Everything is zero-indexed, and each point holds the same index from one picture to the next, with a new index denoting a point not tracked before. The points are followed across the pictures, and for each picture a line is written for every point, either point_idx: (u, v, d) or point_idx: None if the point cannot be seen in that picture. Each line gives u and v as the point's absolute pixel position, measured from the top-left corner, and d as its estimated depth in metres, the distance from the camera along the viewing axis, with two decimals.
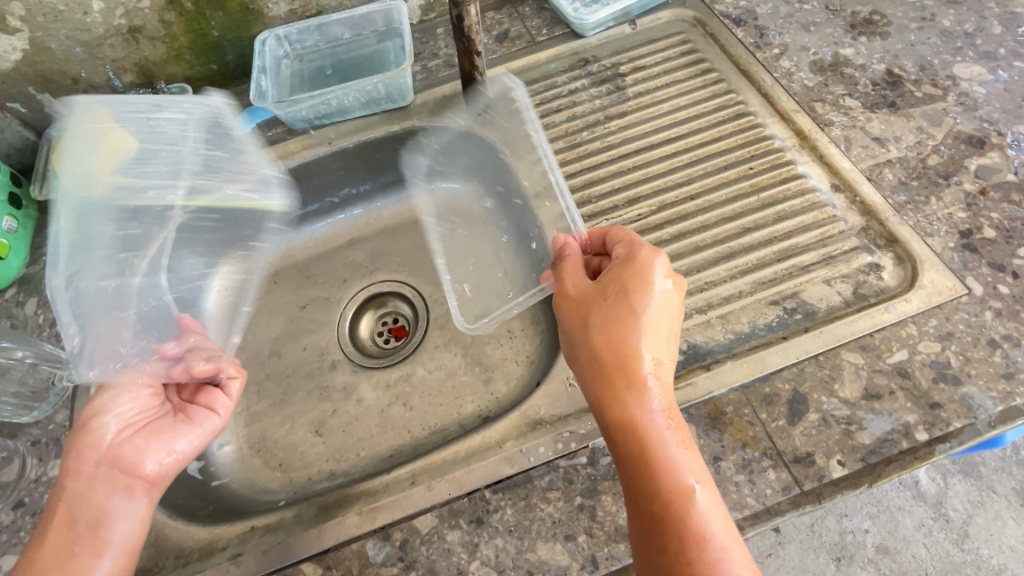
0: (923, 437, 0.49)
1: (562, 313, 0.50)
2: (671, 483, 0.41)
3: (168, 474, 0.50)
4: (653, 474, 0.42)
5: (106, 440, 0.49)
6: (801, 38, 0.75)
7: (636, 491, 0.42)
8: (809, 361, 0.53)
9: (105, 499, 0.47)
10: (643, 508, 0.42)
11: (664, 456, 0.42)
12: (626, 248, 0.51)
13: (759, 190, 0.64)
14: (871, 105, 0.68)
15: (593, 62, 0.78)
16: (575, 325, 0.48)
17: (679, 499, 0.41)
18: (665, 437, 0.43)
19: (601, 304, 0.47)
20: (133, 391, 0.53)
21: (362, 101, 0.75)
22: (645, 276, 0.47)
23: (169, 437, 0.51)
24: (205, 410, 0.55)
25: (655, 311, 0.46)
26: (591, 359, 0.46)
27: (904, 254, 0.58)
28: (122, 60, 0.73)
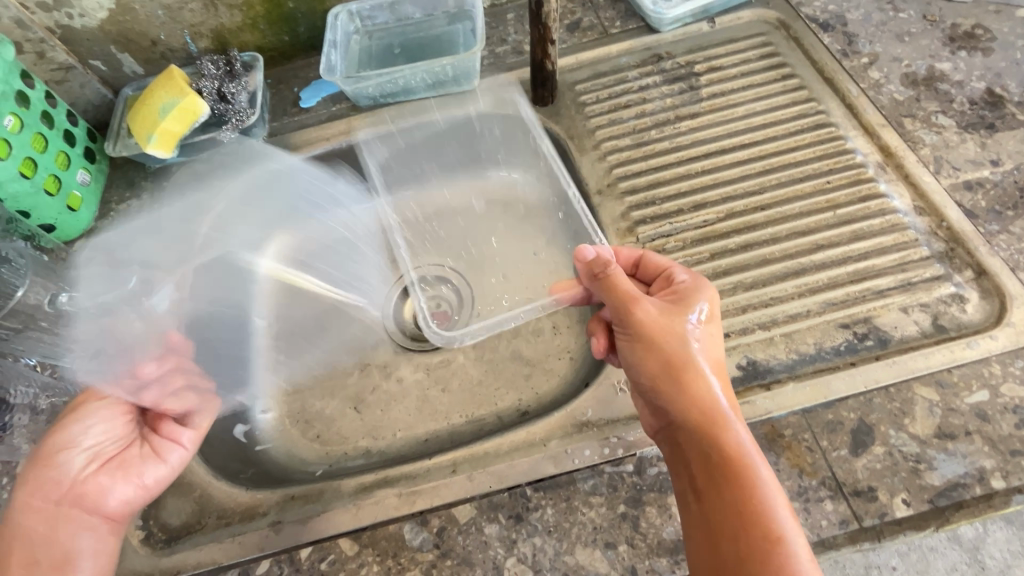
0: (999, 484, 0.46)
1: (639, 333, 0.48)
2: (760, 506, 0.41)
3: (132, 508, 0.52)
4: (746, 498, 0.41)
5: (71, 473, 0.52)
6: (893, 48, 0.70)
7: (728, 517, 0.41)
8: (878, 391, 0.50)
9: (67, 540, 0.49)
10: (738, 536, 0.40)
11: (751, 478, 0.42)
12: (688, 275, 0.52)
13: (837, 206, 0.61)
14: (966, 124, 0.63)
15: (666, 58, 0.75)
16: (660, 348, 0.47)
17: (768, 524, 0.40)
18: (750, 460, 0.43)
19: (682, 327, 0.47)
20: (101, 421, 0.54)
21: (428, 83, 0.75)
22: (708, 308, 0.49)
23: (133, 474, 0.53)
24: (169, 443, 0.55)
25: (717, 343, 0.48)
26: (679, 383, 0.46)
27: (992, 288, 0.54)
28: (199, 26, 0.75)
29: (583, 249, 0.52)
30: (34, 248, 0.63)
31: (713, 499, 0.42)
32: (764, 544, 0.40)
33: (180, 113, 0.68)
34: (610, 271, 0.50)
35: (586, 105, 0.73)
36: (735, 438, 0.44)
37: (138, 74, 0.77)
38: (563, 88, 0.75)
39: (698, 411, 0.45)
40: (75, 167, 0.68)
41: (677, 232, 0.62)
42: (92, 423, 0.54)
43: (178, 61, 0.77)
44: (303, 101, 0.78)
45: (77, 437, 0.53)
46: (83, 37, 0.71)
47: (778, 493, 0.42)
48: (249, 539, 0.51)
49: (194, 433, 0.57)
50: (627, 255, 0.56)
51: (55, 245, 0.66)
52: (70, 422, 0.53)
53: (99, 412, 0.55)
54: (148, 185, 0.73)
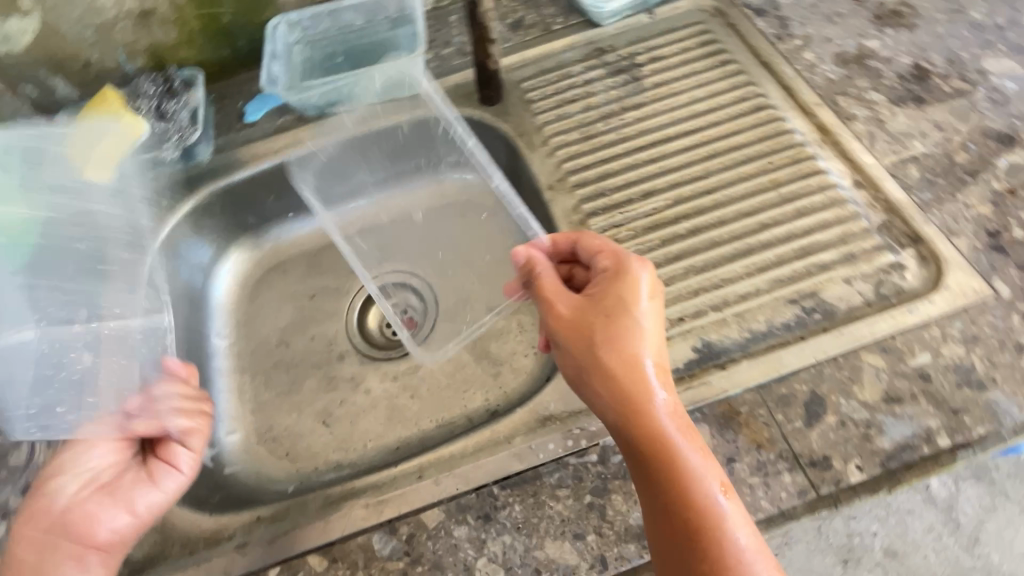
0: (945, 443, 0.47)
1: (558, 338, 0.48)
2: (693, 497, 0.42)
3: (124, 538, 0.50)
4: (676, 492, 0.42)
5: (65, 500, 0.50)
6: (824, 29, 0.73)
7: (659, 512, 0.42)
8: (827, 362, 0.52)
9: (55, 568, 0.48)
10: (669, 530, 0.41)
11: (682, 468, 0.42)
12: (611, 259, 0.51)
13: (779, 185, 0.63)
14: (896, 99, 0.66)
15: (609, 52, 0.76)
16: (579, 353, 0.46)
17: (701, 513, 0.41)
18: (681, 450, 0.43)
19: (596, 326, 0.47)
20: (97, 448, 0.52)
21: (373, 89, 0.75)
22: (632, 295, 0.48)
23: (126, 499, 0.50)
24: (166, 468, 0.53)
25: (649, 328, 0.47)
26: (602, 387, 0.45)
27: (928, 254, 0.56)
28: (133, 44, 0.73)
29: (516, 253, 0.55)
30: None
31: (644, 493, 0.43)
32: (689, 533, 0.41)
33: (118, 135, 0.68)
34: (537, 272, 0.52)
35: (533, 102, 0.74)
36: (662, 431, 0.43)
37: (73, 97, 0.74)
38: (510, 87, 0.75)
39: (619, 411, 0.44)
40: None
41: (628, 222, 0.63)
42: (88, 449, 0.52)
43: (113, 82, 0.75)
44: (248, 116, 0.76)
45: (77, 461, 0.52)
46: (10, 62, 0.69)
47: (707, 476, 0.42)
48: (214, 565, 0.51)
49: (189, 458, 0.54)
50: (564, 242, 0.55)
51: None
52: (69, 446, 0.52)
53: (95, 438, 0.53)
54: None
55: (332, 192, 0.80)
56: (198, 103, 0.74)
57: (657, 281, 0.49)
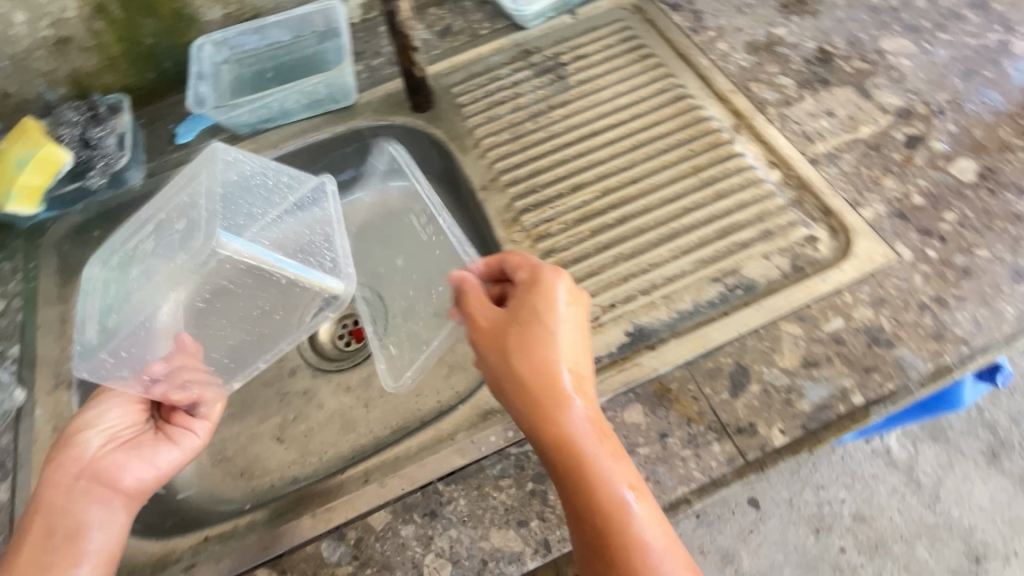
0: (859, 400, 0.50)
1: (477, 350, 0.49)
2: (606, 502, 0.43)
3: (144, 489, 0.54)
4: (587, 498, 0.43)
5: (90, 452, 0.54)
6: (735, 20, 0.76)
7: (573, 515, 0.44)
8: (750, 334, 0.54)
9: (84, 512, 0.51)
10: (581, 532, 0.43)
11: (592, 474, 0.43)
12: (528, 272, 0.50)
13: (699, 170, 0.65)
14: (803, 82, 0.69)
15: (534, 53, 0.78)
16: (491, 362, 0.48)
17: (613, 518, 0.43)
18: (591, 456, 0.44)
19: (510, 336, 0.47)
20: (119, 407, 0.57)
21: (304, 103, 0.75)
22: (548, 303, 0.47)
23: (149, 455, 0.55)
24: (183, 431, 0.58)
25: (563, 337, 0.46)
26: (514, 397, 0.46)
27: (837, 225, 0.59)
28: (53, 72, 0.72)
29: (448, 274, 0.55)
30: None
31: (562, 497, 0.45)
32: (601, 535, 0.42)
33: (38, 164, 0.66)
34: (465, 286, 0.52)
35: (463, 106, 0.75)
36: (573, 441, 0.44)
37: None
38: (440, 92, 0.77)
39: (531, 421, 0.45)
40: None
41: (559, 216, 0.65)
42: (110, 407, 0.57)
43: (35, 111, 0.74)
44: (179, 137, 0.76)
45: (100, 416, 0.56)
46: None
47: (619, 481, 0.43)
48: None
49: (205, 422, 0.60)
50: (495, 259, 0.56)
51: None
52: (92, 404, 0.56)
53: (117, 399, 0.57)
54: (20, 244, 0.70)
55: None
56: (127, 132, 0.73)
57: (576, 288, 0.49)
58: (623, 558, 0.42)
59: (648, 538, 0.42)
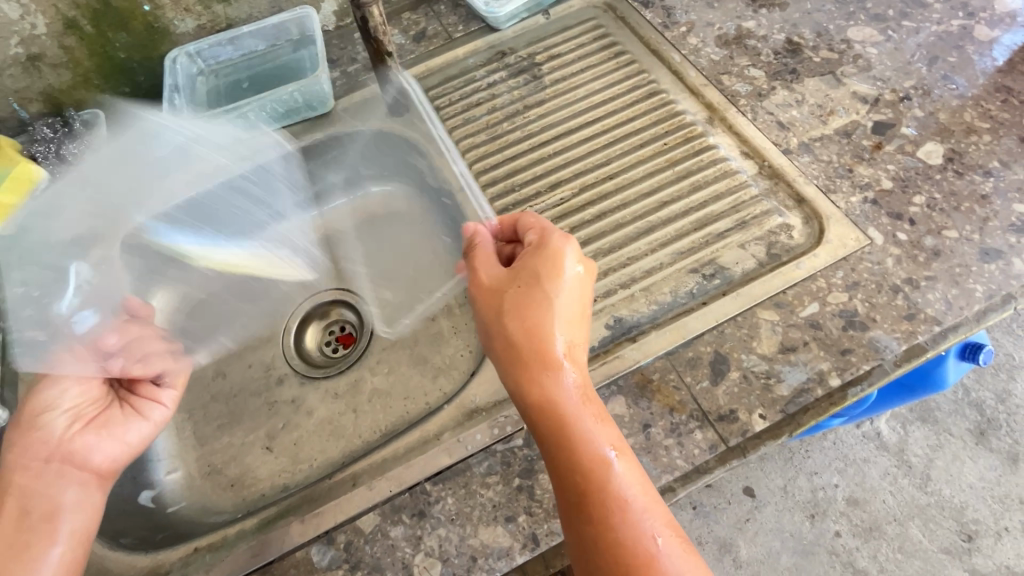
0: (836, 382, 0.51)
1: (476, 304, 0.50)
2: (585, 459, 0.43)
3: (116, 465, 0.57)
4: (568, 454, 0.44)
5: (56, 434, 0.55)
6: (705, 15, 0.77)
7: (553, 470, 0.44)
8: (728, 322, 0.55)
9: (54, 492, 0.52)
10: (559, 488, 0.44)
11: (574, 431, 0.44)
12: (538, 235, 0.51)
13: (674, 163, 0.66)
14: (773, 73, 0.70)
15: (509, 53, 0.79)
16: (486, 317, 0.49)
17: (592, 474, 0.43)
18: (575, 414, 0.44)
19: (509, 293, 0.48)
20: (75, 386, 0.58)
21: (280, 111, 0.76)
22: (549, 266, 0.48)
23: (116, 433, 0.58)
24: (149, 402, 0.61)
25: (561, 301, 0.47)
26: (502, 351, 0.47)
27: (811, 212, 0.60)
28: (25, 90, 0.71)
29: (466, 227, 0.56)
30: None
31: (544, 454, 0.46)
32: (577, 491, 0.43)
33: (13, 183, 0.66)
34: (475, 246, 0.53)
35: (440, 109, 0.76)
36: (559, 399, 0.45)
37: None
38: (417, 96, 0.77)
39: (521, 376, 0.46)
40: None
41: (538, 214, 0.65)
42: (65, 386, 0.58)
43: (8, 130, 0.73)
44: None
45: (54, 399, 0.57)
46: None
47: (600, 439, 0.44)
48: None
49: (170, 392, 0.63)
50: (508, 221, 0.56)
51: None
52: (43, 387, 0.57)
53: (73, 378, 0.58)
54: None
55: None
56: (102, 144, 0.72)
57: (581, 256, 0.49)
58: (599, 514, 0.42)
59: (630, 496, 0.42)
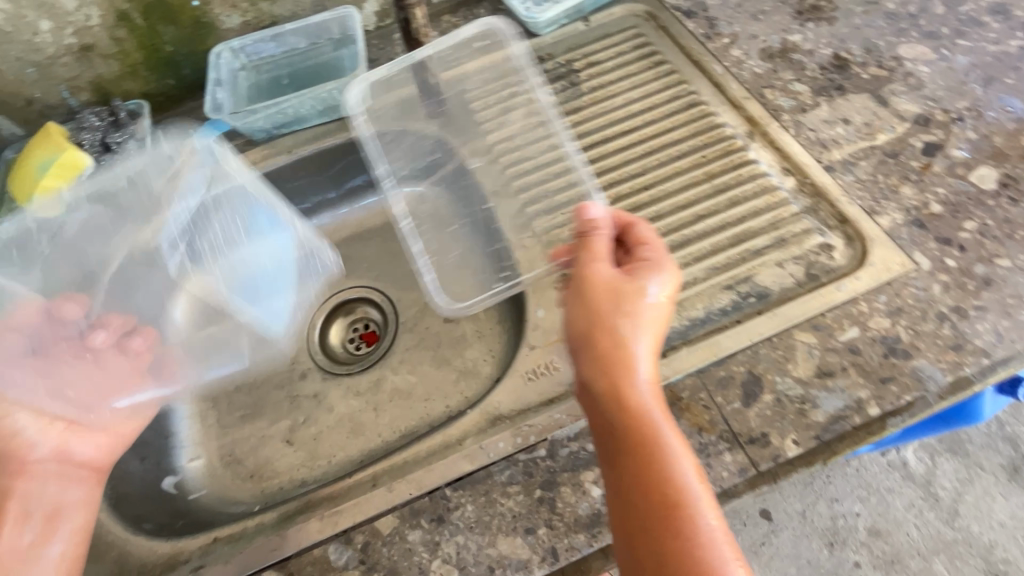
0: (875, 412, 0.49)
1: (578, 299, 0.49)
2: (668, 476, 0.42)
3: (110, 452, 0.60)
4: (654, 466, 0.42)
5: (39, 437, 0.57)
6: (749, 27, 0.76)
7: (631, 481, 0.43)
8: (763, 342, 0.53)
9: (55, 492, 0.56)
10: (636, 500, 0.42)
11: (661, 446, 0.43)
12: (653, 249, 0.50)
13: (712, 177, 0.65)
14: (819, 88, 0.69)
15: (548, 59, 0.78)
16: (592, 316, 0.47)
17: (676, 493, 0.41)
18: (666, 430, 0.43)
19: (624, 298, 0.47)
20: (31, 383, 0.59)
21: (319, 109, 0.76)
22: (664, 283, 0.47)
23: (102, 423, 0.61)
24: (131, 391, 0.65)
25: (665, 320, 0.47)
26: (603, 351, 0.46)
27: (853, 233, 0.58)
28: (76, 79, 0.73)
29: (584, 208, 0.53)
30: None
31: (618, 463, 0.44)
32: (654, 505, 0.41)
33: (60, 168, 0.67)
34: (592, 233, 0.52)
35: (476, 112, 0.75)
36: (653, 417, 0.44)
37: (17, 135, 0.75)
38: None
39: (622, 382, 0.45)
40: None
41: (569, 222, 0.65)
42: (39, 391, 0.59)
43: (58, 117, 0.75)
44: None
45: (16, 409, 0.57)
46: None
47: (686, 463, 0.42)
48: None
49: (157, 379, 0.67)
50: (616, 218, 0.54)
51: None
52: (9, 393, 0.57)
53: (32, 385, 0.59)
54: None
55: None
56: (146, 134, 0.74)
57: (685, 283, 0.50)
58: (676, 533, 0.40)
59: (706, 528, 0.40)
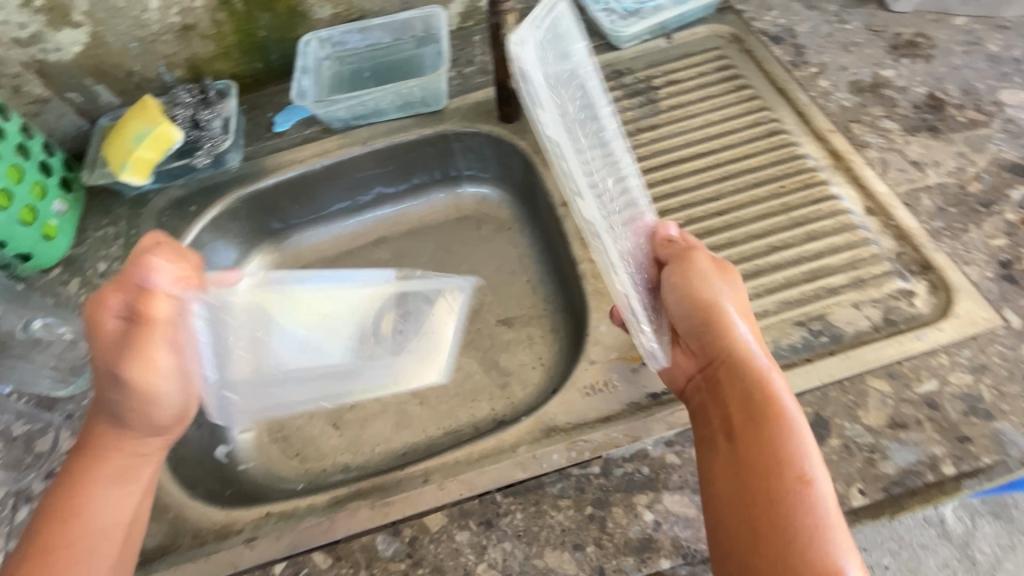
0: (950, 471, 0.47)
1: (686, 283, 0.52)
2: (790, 451, 0.44)
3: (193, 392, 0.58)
4: (775, 441, 0.44)
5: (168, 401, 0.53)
6: (840, 58, 0.74)
7: (752, 458, 0.44)
8: (833, 385, 0.52)
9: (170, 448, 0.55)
10: (759, 477, 0.43)
11: (783, 424, 0.45)
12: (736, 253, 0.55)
13: (789, 209, 0.63)
14: (910, 127, 0.66)
15: (627, 74, 0.78)
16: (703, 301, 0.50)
17: (797, 469, 0.43)
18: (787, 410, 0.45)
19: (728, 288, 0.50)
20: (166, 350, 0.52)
21: (398, 104, 0.78)
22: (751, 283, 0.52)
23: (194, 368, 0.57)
24: None
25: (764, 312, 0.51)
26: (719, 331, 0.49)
27: (938, 282, 0.56)
28: (173, 56, 0.77)
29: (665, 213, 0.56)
30: (10, 277, 0.68)
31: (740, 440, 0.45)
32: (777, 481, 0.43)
33: (153, 141, 0.69)
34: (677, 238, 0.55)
35: None
36: (773, 389, 0.47)
37: (113, 104, 0.79)
38: None
39: (740, 357, 0.48)
40: (52, 197, 0.70)
41: None
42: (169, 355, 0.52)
43: (153, 90, 0.79)
44: (277, 126, 0.79)
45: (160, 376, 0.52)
46: (59, 70, 0.73)
47: (810, 444, 0.44)
48: (223, 558, 0.52)
49: None
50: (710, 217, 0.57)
51: (31, 274, 0.70)
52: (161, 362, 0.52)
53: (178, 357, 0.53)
54: (125, 211, 0.75)
55: (351, 201, 0.83)
56: (232, 115, 0.77)
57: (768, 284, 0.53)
58: (797, 509, 0.42)
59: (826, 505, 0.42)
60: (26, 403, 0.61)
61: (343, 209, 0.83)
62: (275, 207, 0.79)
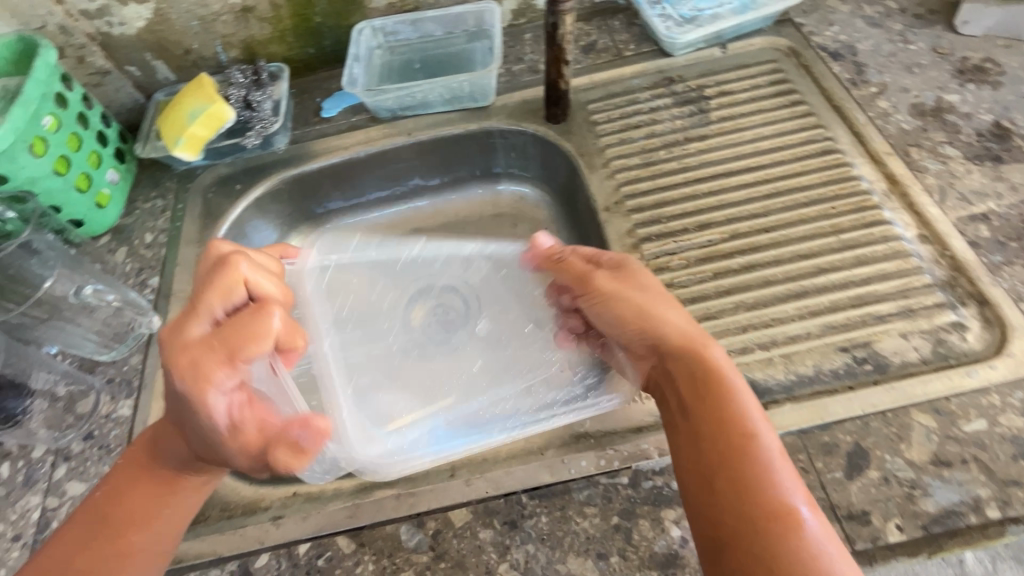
0: (994, 514, 0.45)
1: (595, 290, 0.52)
2: (744, 432, 0.42)
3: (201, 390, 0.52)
4: (726, 427, 0.42)
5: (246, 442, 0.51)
6: (902, 79, 0.72)
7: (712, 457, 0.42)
8: (875, 416, 0.51)
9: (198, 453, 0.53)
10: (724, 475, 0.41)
11: (728, 407, 0.43)
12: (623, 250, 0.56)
13: (839, 231, 0.62)
14: (973, 155, 0.64)
15: (678, 81, 0.77)
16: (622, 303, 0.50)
17: (756, 449, 0.41)
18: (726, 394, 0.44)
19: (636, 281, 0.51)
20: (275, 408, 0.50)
21: (445, 98, 0.78)
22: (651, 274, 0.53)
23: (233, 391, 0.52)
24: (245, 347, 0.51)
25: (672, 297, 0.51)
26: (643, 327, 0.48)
27: (993, 318, 0.54)
28: (231, 36, 0.78)
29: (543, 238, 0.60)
30: (64, 242, 0.70)
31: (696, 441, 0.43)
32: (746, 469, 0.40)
33: (206, 118, 0.71)
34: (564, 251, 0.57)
35: (598, 124, 0.75)
36: (712, 362, 0.45)
37: (170, 80, 0.80)
38: (575, 107, 0.77)
39: (671, 339, 0.47)
40: (106, 167, 0.72)
41: (680, 251, 0.64)
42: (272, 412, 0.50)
43: (208, 68, 0.81)
44: (325, 111, 0.80)
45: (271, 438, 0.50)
46: (121, 43, 0.75)
47: (756, 416, 0.43)
48: (250, 533, 0.53)
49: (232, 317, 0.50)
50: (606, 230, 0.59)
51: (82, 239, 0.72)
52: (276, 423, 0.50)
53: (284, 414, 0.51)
54: (174, 185, 0.77)
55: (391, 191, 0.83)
56: (282, 99, 0.78)
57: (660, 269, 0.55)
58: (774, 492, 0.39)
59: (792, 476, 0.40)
60: (72, 364, 0.63)
61: (382, 198, 0.84)
62: (317, 191, 0.80)
